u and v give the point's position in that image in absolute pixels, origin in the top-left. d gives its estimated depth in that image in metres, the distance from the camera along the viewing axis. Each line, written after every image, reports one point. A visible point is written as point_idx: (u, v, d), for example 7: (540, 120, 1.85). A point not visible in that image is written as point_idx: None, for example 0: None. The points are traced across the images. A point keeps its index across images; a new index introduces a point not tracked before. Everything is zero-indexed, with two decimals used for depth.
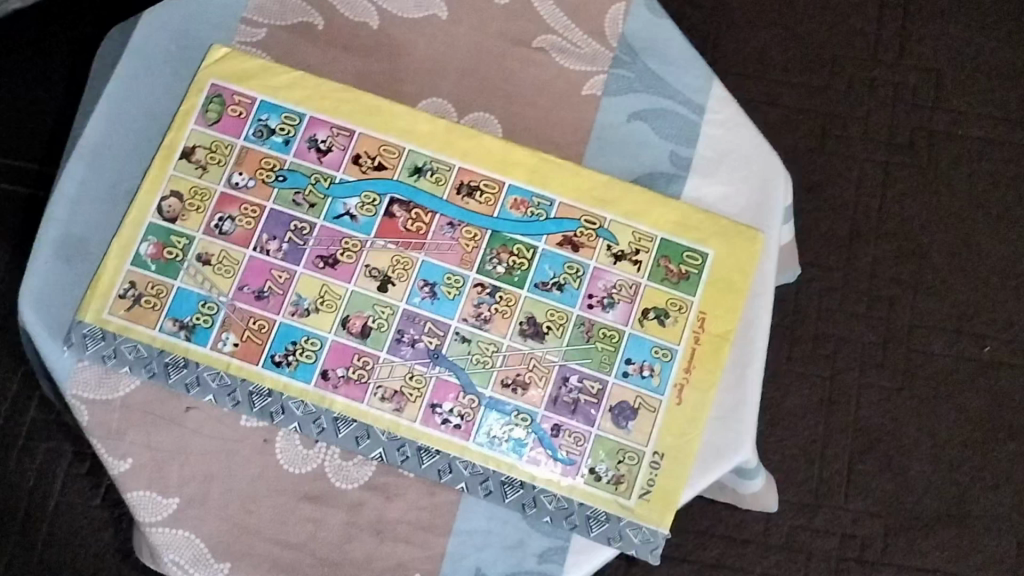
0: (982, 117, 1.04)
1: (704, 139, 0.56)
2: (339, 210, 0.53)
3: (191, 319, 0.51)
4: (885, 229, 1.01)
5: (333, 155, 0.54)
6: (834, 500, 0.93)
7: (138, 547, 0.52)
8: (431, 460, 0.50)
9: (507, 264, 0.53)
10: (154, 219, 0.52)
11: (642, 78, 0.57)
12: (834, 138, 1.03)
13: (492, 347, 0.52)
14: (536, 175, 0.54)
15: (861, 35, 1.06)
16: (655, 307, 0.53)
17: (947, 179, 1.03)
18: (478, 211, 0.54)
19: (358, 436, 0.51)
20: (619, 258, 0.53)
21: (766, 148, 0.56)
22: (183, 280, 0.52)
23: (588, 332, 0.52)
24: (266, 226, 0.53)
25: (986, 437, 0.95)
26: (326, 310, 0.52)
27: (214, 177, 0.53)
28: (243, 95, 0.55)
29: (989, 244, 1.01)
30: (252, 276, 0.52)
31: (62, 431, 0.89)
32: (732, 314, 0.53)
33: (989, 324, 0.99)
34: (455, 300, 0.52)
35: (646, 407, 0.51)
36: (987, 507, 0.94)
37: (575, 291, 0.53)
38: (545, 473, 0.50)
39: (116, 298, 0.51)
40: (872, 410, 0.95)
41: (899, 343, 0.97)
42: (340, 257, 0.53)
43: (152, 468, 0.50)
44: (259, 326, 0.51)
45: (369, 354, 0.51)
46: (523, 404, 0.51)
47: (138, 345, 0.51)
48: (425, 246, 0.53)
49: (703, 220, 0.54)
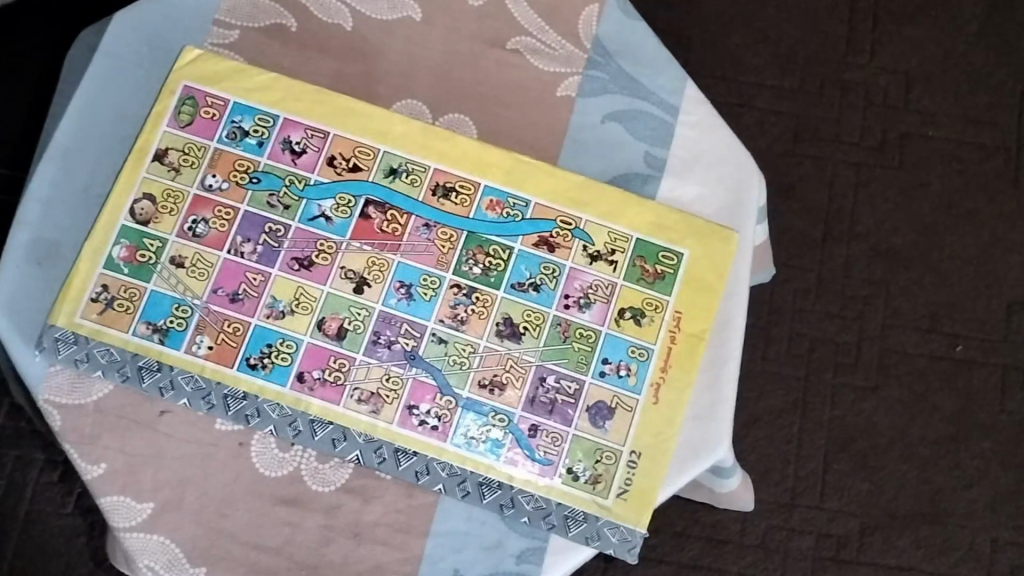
0: (952, 119, 1.06)
1: (678, 139, 0.57)
2: (313, 211, 0.53)
3: (164, 322, 0.51)
4: (858, 230, 1.02)
5: (307, 156, 0.54)
6: (810, 499, 0.93)
7: (113, 554, 0.51)
8: (408, 462, 0.50)
9: (484, 265, 0.53)
10: (127, 221, 0.52)
11: (616, 79, 0.57)
12: (807, 139, 1.03)
13: (469, 348, 0.52)
14: (511, 175, 0.54)
15: (832, 37, 1.07)
16: (632, 307, 0.53)
17: (918, 180, 1.04)
18: (454, 212, 0.54)
19: (335, 438, 0.50)
20: (595, 258, 0.54)
21: (739, 149, 0.57)
22: (157, 283, 0.51)
23: (565, 331, 0.52)
24: (240, 228, 0.52)
25: (960, 435, 0.97)
26: (302, 312, 0.52)
27: (187, 179, 0.53)
28: (215, 97, 0.54)
29: (960, 244, 1.02)
30: (226, 279, 0.52)
31: (31, 438, 0.88)
32: (708, 313, 0.53)
33: (961, 323, 1.00)
34: (431, 301, 0.52)
35: (623, 407, 0.52)
36: (961, 505, 0.95)
37: (551, 291, 0.53)
38: (522, 473, 0.50)
39: (89, 302, 0.51)
40: (847, 410, 0.96)
41: (872, 342, 0.98)
42: (315, 259, 0.52)
43: (125, 473, 0.50)
44: (234, 328, 0.51)
45: (345, 356, 0.51)
46: (500, 405, 0.51)
47: (110, 350, 0.50)
48: (401, 247, 0.53)
49: (678, 220, 0.55)
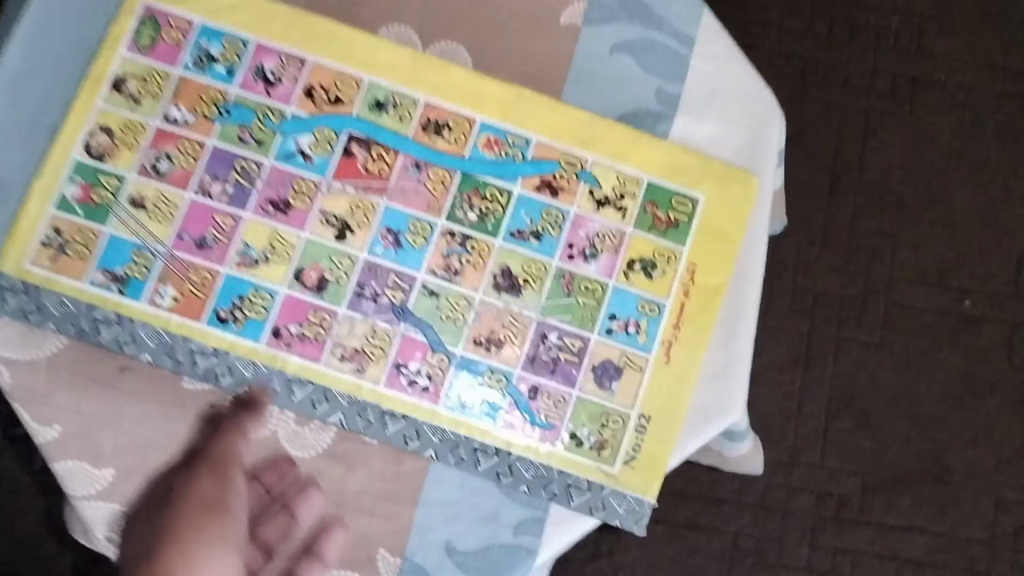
0: (965, 64, 1.00)
1: (692, 74, 0.52)
2: (291, 147, 0.48)
3: (123, 271, 0.46)
4: (866, 179, 0.97)
5: (283, 87, 0.49)
6: (810, 457, 0.90)
7: (72, 526, 0.47)
8: (397, 426, 0.46)
9: (480, 211, 0.48)
10: (81, 155, 0.47)
11: (626, 7, 0.52)
12: (813, 84, 0.98)
13: (463, 302, 0.47)
14: (508, 111, 0.49)
15: None
16: (642, 258, 0.49)
17: (928, 128, 0.99)
18: (445, 151, 0.49)
19: (315, 400, 0.46)
20: (603, 204, 0.49)
21: (762, 86, 0.52)
22: (115, 226, 0.47)
23: (569, 285, 0.48)
24: (209, 166, 0.48)
25: (967, 393, 0.93)
26: (277, 261, 0.47)
27: (148, 110, 0.48)
28: (179, 19, 0.49)
29: (970, 195, 0.98)
30: (193, 222, 0.47)
31: None
32: (726, 265, 0.49)
33: (970, 277, 0.96)
34: (421, 250, 0.48)
35: (632, 365, 0.48)
36: (965, 464, 0.91)
37: (554, 240, 0.48)
38: (521, 439, 0.47)
39: (39, 246, 0.46)
40: (850, 366, 0.93)
41: (878, 297, 0.94)
42: (292, 202, 0.48)
43: (82, 437, 0.45)
44: (203, 278, 0.47)
45: (326, 310, 0.47)
46: (496, 364, 0.47)
47: (63, 301, 0.46)
48: (388, 190, 0.48)
49: (694, 162, 0.50)
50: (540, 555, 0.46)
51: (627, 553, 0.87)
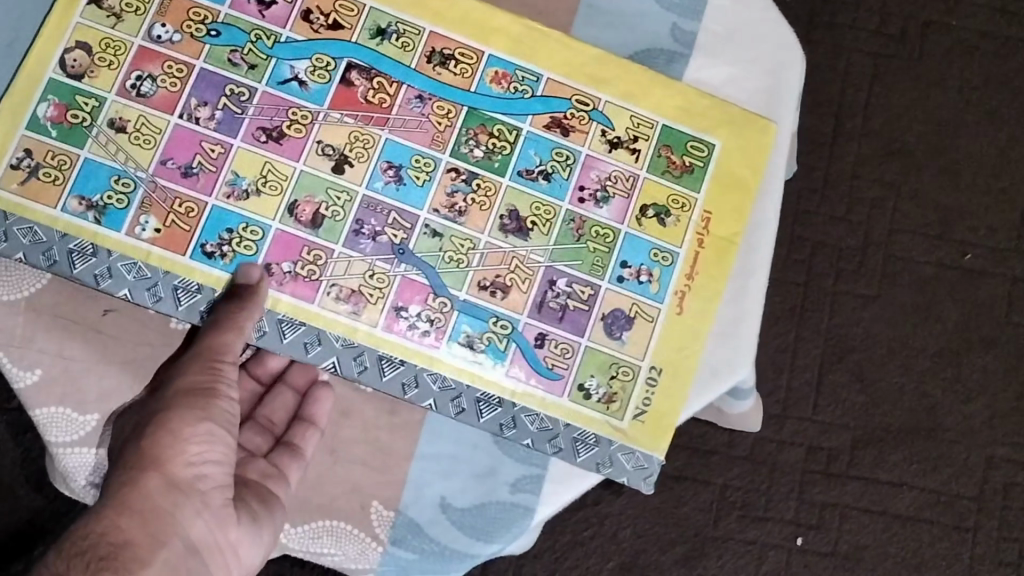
0: (977, 9, 0.98)
1: (712, 9, 0.52)
2: (285, 73, 0.48)
3: (100, 198, 0.46)
4: (871, 127, 0.95)
5: (277, 8, 0.49)
6: (802, 411, 0.89)
7: (55, 470, 0.48)
8: (393, 372, 0.47)
9: (487, 147, 0.49)
10: (56, 74, 0.47)
11: None
12: (821, 26, 0.95)
13: (467, 244, 0.48)
14: (519, 46, 0.50)
15: None
16: (655, 204, 0.50)
17: (937, 75, 0.96)
18: (453, 85, 0.49)
19: (308, 342, 0.46)
20: (615, 146, 0.50)
21: (781, 25, 0.52)
22: (91, 150, 0.47)
23: (578, 229, 0.49)
24: (195, 89, 0.48)
25: (963, 348, 0.92)
26: (270, 193, 0.47)
27: (130, 28, 0.48)
28: None
29: (976, 146, 0.96)
30: (178, 149, 0.47)
31: None
32: (740, 215, 0.50)
33: (971, 231, 0.94)
34: (424, 187, 0.48)
35: (643, 316, 0.49)
36: (958, 419, 0.91)
37: (564, 181, 0.49)
38: (520, 386, 0.47)
39: (10, 169, 0.46)
40: (847, 318, 0.91)
41: (878, 249, 0.93)
42: (286, 130, 0.48)
43: (64, 381, 0.46)
44: (187, 209, 0.47)
45: (321, 248, 0.47)
46: (501, 309, 0.48)
47: (34, 229, 0.46)
48: (389, 122, 0.48)
49: (710, 108, 0.50)
50: (538, 514, 0.48)
51: (611, 502, 0.86)
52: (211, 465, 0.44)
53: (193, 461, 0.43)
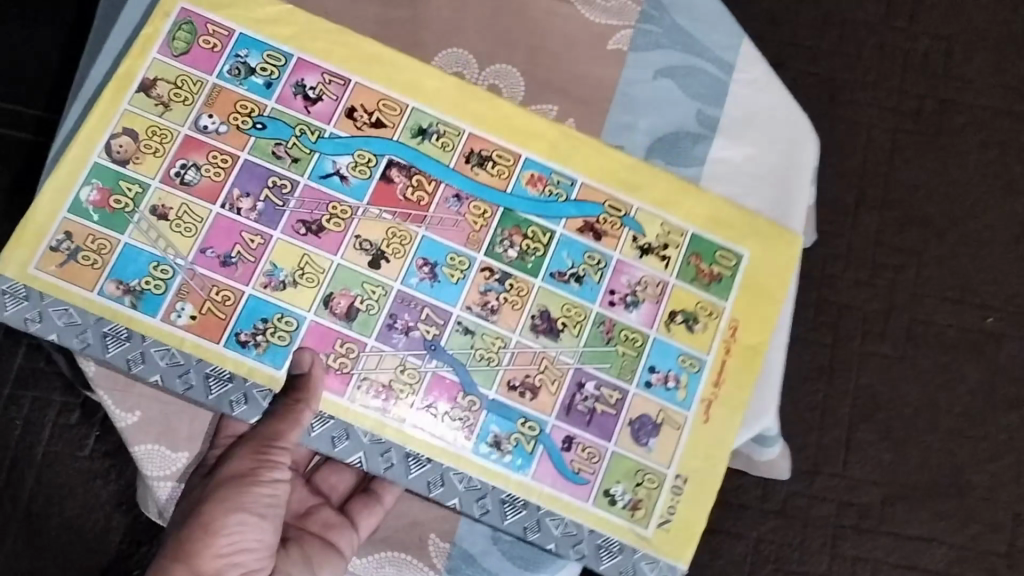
0: (991, 86, 1.03)
1: (733, 96, 0.58)
2: (327, 168, 0.54)
3: (138, 283, 0.51)
4: (892, 196, 1.00)
5: (323, 104, 0.55)
6: (833, 467, 0.93)
7: (157, 503, 0.54)
8: (419, 470, 0.51)
9: (520, 248, 0.54)
10: (101, 159, 0.53)
11: (670, 33, 0.59)
12: (841, 103, 1.01)
13: (499, 343, 0.53)
14: (554, 150, 0.56)
15: (872, 1, 1.04)
16: (684, 310, 0.55)
17: (955, 148, 1.02)
18: (489, 185, 0.55)
19: (336, 436, 0.51)
20: (645, 252, 0.55)
21: (797, 111, 0.58)
22: (131, 236, 0.52)
23: (609, 332, 0.54)
24: (237, 179, 0.53)
25: (988, 407, 0.95)
26: (306, 285, 0.52)
27: (176, 117, 0.54)
28: (218, 28, 0.56)
29: (994, 215, 1.01)
30: (218, 238, 0.52)
31: (54, 380, 0.87)
32: (765, 327, 0.56)
33: (992, 295, 0.98)
34: (457, 284, 0.53)
35: (669, 423, 0.54)
36: (987, 477, 0.94)
37: (595, 285, 0.55)
38: (546, 489, 0.52)
39: (49, 251, 0.51)
40: (873, 379, 0.95)
41: (901, 312, 0.97)
42: (326, 224, 0.53)
43: (160, 422, 0.53)
44: (223, 297, 0.51)
45: (355, 341, 0.52)
46: (529, 411, 0.52)
47: (70, 310, 0.51)
48: (426, 220, 0.54)
49: (737, 217, 0.56)
50: None
51: None
52: (244, 551, 0.49)
53: (228, 549, 0.48)
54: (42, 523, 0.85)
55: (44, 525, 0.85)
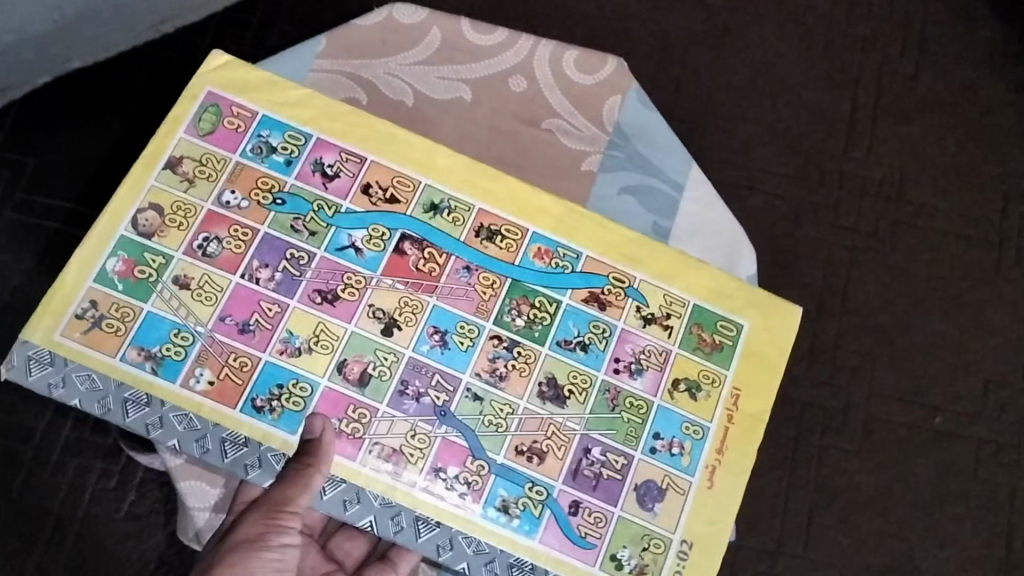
0: (941, 209, 1.15)
1: (682, 213, 0.70)
2: (343, 241, 0.65)
3: (159, 350, 0.61)
4: (850, 305, 1.11)
5: (340, 180, 0.67)
6: (795, 549, 1.01)
7: (192, 527, 0.68)
8: (428, 535, 0.60)
9: (527, 317, 0.65)
10: (128, 233, 0.63)
11: (632, 158, 0.71)
12: (806, 221, 1.13)
13: (507, 408, 0.63)
14: (561, 228, 0.67)
15: (833, 131, 1.17)
16: (688, 381, 0.65)
17: (909, 263, 1.13)
18: (497, 257, 0.66)
19: (347, 500, 0.60)
20: (649, 321, 0.66)
21: (735, 226, 0.71)
22: (154, 304, 0.62)
23: (614, 399, 0.64)
24: (256, 254, 0.64)
25: (936, 499, 1.05)
26: (321, 351, 0.62)
27: (199, 193, 0.65)
28: (240, 111, 0.68)
29: (944, 324, 1.11)
30: (240, 311, 0.62)
31: (93, 449, 0.99)
32: (761, 397, 0.66)
33: (942, 397, 1.08)
34: (467, 352, 0.64)
35: (674, 488, 0.63)
36: (934, 563, 1.03)
37: (600, 352, 0.65)
38: (557, 554, 0.60)
39: (73, 319, 0.61)
40: (833, 470, 1.05)
41: (858, 410, 1.07)
42: (341, 293, 0.64)
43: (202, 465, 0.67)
44: (241, 363, 0.61)
45: (368, 407, 0.61)
46: (535, 475, 0.62)
47: (92, 376, 0.60)
48: (438, 289, 0.65)
49: (736, 292, 0.68)
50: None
51: None
52: None
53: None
54: None
55: None
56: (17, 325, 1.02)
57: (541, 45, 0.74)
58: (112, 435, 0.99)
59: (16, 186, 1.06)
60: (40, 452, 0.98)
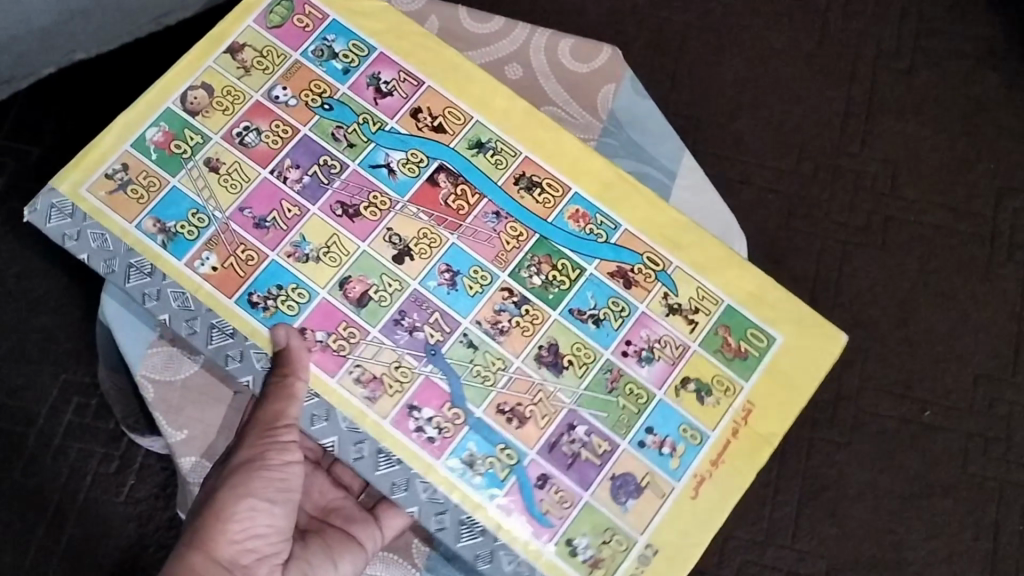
0: (933, 205, 1.16)
1: (675, 198, 0.71)
2: (379, 159, 0.62)
3: (174, 226, 0.59)
4: (842, 300, 1.12)
5: (391, 99, 0.64)
6: (783, 540, 1.02)
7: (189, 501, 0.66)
8: (386, 470, 0.56)
9: (546, 276, 0.61)
10: (175, 107, 0.62)
11: (625, 145, 0.72)
12: (799, 216, 1.14)
13: (499, 364, 0.58)
14: (603, 195, 0.63)
15: (826, 128, 1.18)
16: (700, 381, 0.60)
17: (899, 258, 1.14)
18: (531, 209, 0.62)
19: (314, 415, 0.56)
20: (673, 310, 0.61)
21: (727, 212, 0.71)
22: (180, 179, 0.60)
23: (614, 381, 0.59)
24: (291, 152, 0.62)
25: (924, 491, 1.06)
26: (328, 263, 0.59)
27: (253, 82, 0.63)
28: (315, 12, 0.66)
29: (933, 318, 1.12)
30: (260, 205, 0.60)
31: (94, 434, 1.01)
32: (779, 414, 0.59)
33: (930, 390, 1.09)
34: (474, 296, 0.60)
35: (653, 487, 0.57)
36: (921, 555, 1.04)
37: (612, 330, 0.60)
38: (512, 522, 0.55)
39: (102, 178, 0.60)
40: (821, 461, 1.06)
41: (848, 402, 1.08)
42: (362, 211, 0.61)
43: (200, 439, 0.65)
44: (248, 257, 0.59)
45: (359, 326, 0.58)
46: (511, 438, 0.57)
47: (105, 235, 0.58)
48: (461, 228, 0.61)
49: (775, 299, 0.62)
50: None
51: None
52: (255, 537, 0.56)
53: (239, 535, 0.55)
54: (79, 558, 0.98)
55: (81, 559, 0.98)
56: (20, 314, 1.05)
57: (537, 33, 0.74)
58: (114, 420, 1.02)
59: (18, 171, 1.08)
60: (43, 438, 1.01)
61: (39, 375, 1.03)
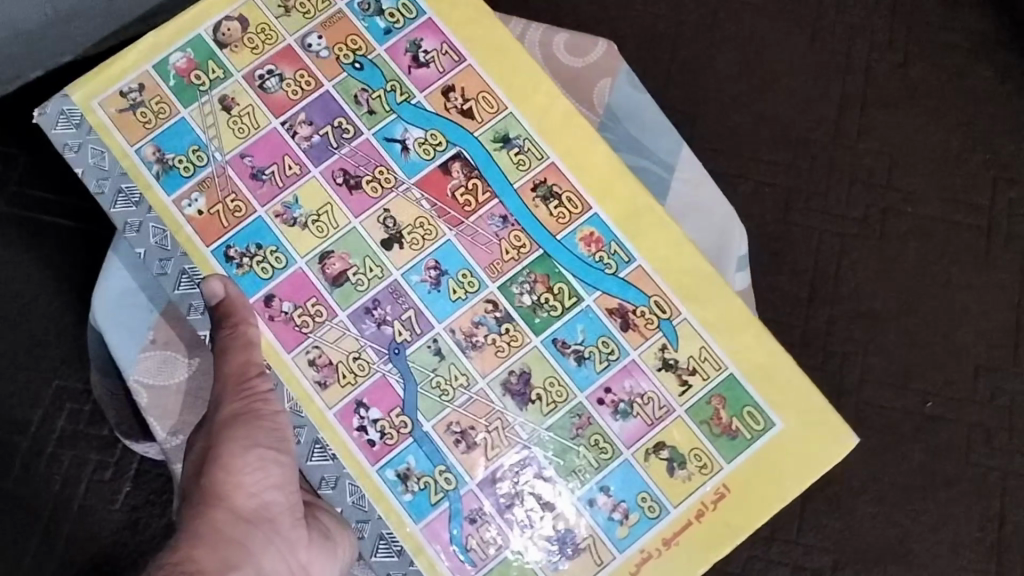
0: (929, 197, 1.15)
1: (672, 191, 0.70)
2: (396, 132, 0.59)
3: (173, 159, 0.57)
4: (841, 292, 1.11)
5: (426, 69, 0.60)
6: (788, 533, 1.03)
7: None
8: (318, 461, 0.54)
9: (538, 298, 0.57)
10: (205, 35, 0.59)
11: (622, 139, 0.71)
12: (797, 210, 1.13)
13: (461, 380, 0.55)
14: (623, 223, 0.58)
15: (821, 120, 1.17)
16: (677, 451, 0.55)
17: (899, 251, 1.13)
18: (544, 222, 0.58)
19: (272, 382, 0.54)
20: (667, 365, 0.56)
21: (725, 206, 0.71)
22: (191, 112, 0.58)
23: (579, 429, 0.55)
24: (308, 107, 0.59)
25: (928, 483, 1.06)
26: (314, 232, 0.57)
27: (289, 25, 0.60)
28: None
29: (933, 310, 1.12)
30: (263, 157, 0.57)
31: (87, 442, 1.01)
32: (755, 507, 0.54)
33: (932, 381, 1.09)
34: (455, 302, 0.56)
35: (593, 552, 0.54)
36: (927, 547, 1.04)
37: (591, 374, 0.56)
38: (431, 551, 0.53)
39: (116, 95, 0.58)
40: None
41: (850, 396, 1.08)
42: (364, 184, 0.58)
43: None
44: (236, 207, 0.57)
45: (327, 307, 0.56)
46: (453, 462, 0.54)
47: (102, 156, 0.57)
48: (462, 225, 0.57)
49: (787, 380, 0.56)
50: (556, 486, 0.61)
51: None
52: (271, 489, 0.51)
53: (253, 487, 0.51)
54: (76, 565, 0.98)
55: (78, 566, 0.98)
56: (13, 325, 1.04)
57: (532, 28, 0.72)
58: (107, 427, 1.01)
59: (9, 178, 1.07)
60: (35, 446, 1.00)
61: (29, 384, 1.02)
